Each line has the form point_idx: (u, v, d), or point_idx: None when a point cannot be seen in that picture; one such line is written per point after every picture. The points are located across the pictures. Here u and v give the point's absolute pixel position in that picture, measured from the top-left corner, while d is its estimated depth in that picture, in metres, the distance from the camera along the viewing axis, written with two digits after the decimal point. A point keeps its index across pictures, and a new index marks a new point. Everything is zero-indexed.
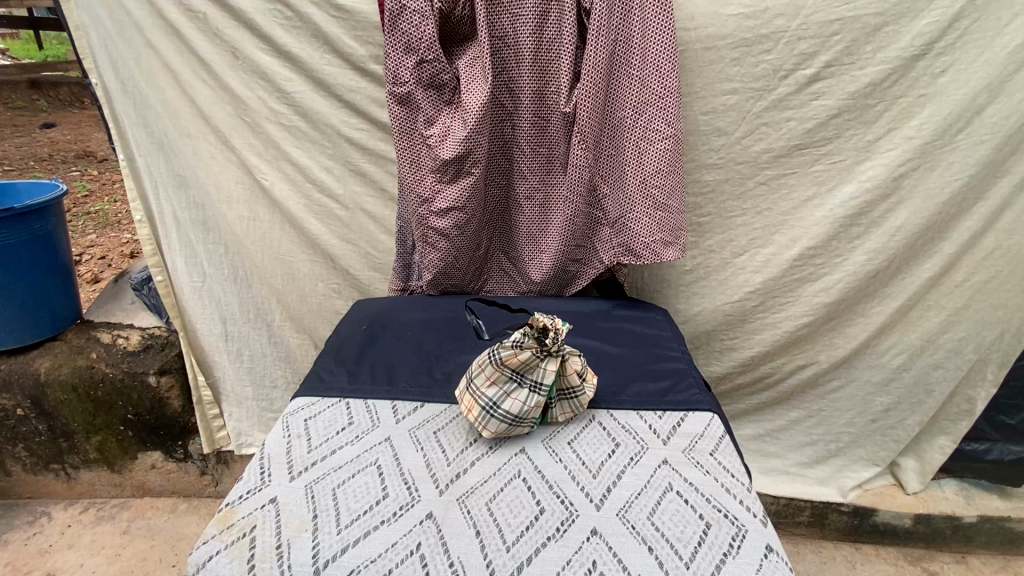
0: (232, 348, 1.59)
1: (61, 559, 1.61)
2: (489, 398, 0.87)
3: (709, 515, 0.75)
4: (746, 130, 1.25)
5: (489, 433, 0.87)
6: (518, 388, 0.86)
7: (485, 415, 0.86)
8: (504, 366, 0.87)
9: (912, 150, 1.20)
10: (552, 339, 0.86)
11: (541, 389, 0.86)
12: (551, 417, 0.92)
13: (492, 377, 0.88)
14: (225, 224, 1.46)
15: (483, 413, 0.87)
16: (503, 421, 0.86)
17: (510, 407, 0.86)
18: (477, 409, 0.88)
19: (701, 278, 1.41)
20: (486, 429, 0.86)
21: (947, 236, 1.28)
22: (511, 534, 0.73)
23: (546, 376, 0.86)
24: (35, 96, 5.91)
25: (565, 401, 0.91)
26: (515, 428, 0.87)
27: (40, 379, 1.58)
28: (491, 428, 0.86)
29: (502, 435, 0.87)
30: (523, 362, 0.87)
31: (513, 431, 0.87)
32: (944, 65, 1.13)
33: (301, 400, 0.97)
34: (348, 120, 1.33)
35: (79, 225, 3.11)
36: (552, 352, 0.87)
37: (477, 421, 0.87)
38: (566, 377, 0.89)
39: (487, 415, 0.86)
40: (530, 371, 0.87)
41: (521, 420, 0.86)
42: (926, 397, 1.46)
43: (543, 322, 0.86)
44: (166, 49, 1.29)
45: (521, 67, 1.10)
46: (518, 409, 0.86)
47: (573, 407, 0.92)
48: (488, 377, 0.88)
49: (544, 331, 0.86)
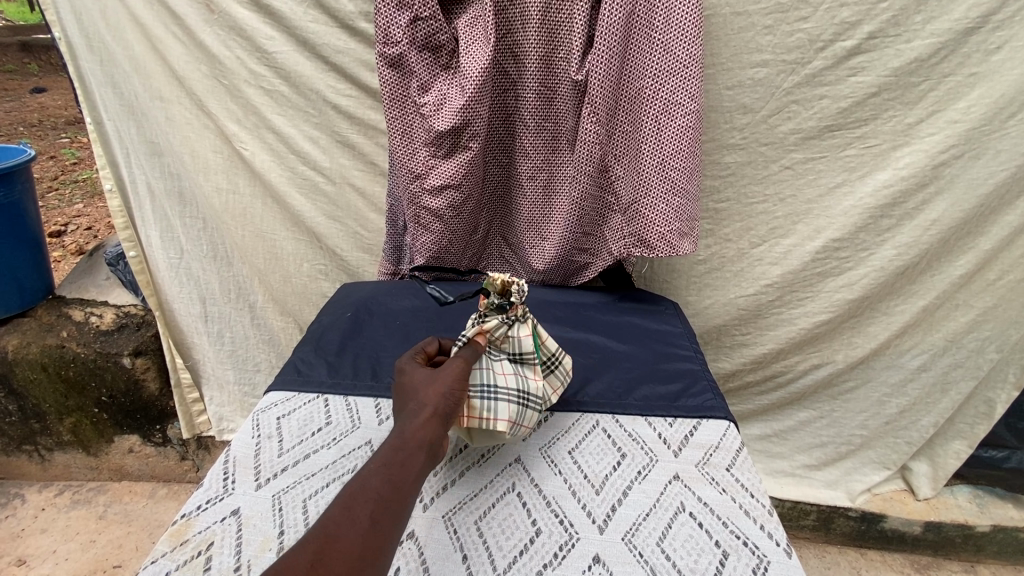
0: (212, 330, 1.50)
1: (33, 544, 1.55)
2: (484, 383, 0.76)
3: (725, 542, 0.67)
4: (773, 108, 1.13)
5: (505, 425, 0.74)
6: (503, 365, 0.79)
7: (493, 404, 0.74)
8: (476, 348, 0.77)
9: (957, 136, 1.09)
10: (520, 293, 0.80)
11: (529, 359, 0.81)
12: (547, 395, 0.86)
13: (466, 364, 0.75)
14: (202, 197, 1.35)
15: (486, 401, 0.74)
16: (514, 404, 0.76)
17: (511, 384, 0.77)
18: (477, 401, 0.74)
19: (715, 269, 1.32)
20: (501, 421, 0.74)
21: (984, 232, 1.17)
22: (502, 559, 0.64)
23: (528, 342, 0.81)
24: (26, 59, 5.70)
25: (553, 375, 0.87)
26: (528, 412, 0.78)
27: (8, 356, 1.49)
28: (504, 417, 0.74)
29: (518, 423, 0.77)
30: (494, 340, 0.79)
31: (524, 413, 0.77)
32: (999, 40, 1.01)
33: (274, 395, 0.88)
34: (336, 85, 1.21)
35: (65, 193, 3.00)
36: (520, 312, 0.81)
37: (483, 419, 0.74)
38: (548, 343, 0.85)
39: (493, 403, 0.74)
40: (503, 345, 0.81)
41: (531, 399, 0.79)
42: (944, 398, 1.37)
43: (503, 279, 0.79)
44: (134, 0, 1.17)
45: (529, 30, 0.98)
46: (518, 382, 0.78)
47: (559, 377, 0.87)
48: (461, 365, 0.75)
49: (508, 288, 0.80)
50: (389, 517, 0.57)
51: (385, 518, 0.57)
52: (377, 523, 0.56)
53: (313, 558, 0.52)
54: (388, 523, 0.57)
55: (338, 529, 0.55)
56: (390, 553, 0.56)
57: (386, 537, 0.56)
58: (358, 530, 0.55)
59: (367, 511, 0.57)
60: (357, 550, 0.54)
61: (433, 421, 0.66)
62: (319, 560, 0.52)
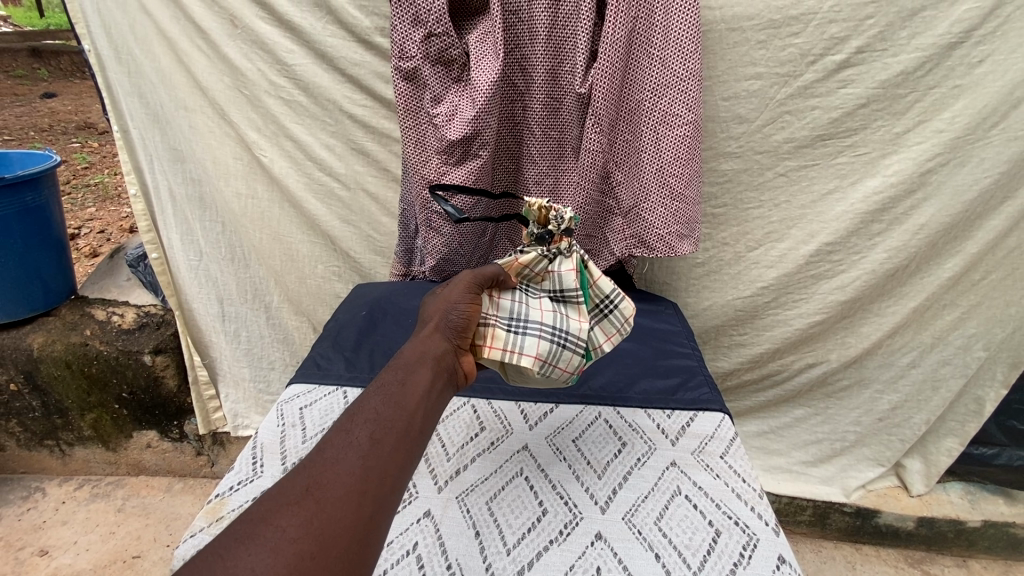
0: (230, 329, 1.56)
1: (55, 536, 1.61)
2: (513, 317, 0.79)
3: (718, 522, 0.72)
4: (767, 119, 1.19)
5: (530, 359, 0.76)
6: (542, 300, 0.82)
7: (518, 338, 0.76)
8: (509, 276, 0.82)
9: (942, 144, 1.14)
10: (557, 223, 0.84)
11: (573, 297, 0.82)
12: (595, 345, 0.85)
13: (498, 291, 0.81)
14: (222, 202, 1.41)
15: (510, 335, 0.76)
16: (543, 339, 0.77)
17: (544, 319, 0.79)
18: (500, 335, 0.76)
19: (713, 271, 1.37)
20: (525, 356, 0.76)
21: (970, 235, 1.23)
22: (512, 536, 0.70)
23: (569, 278, 0.81)
24: (36, 65, 5.80)
25: (604, 324, 0.86)
26: (562, 351, 0.78)
27: (33, 354, 1.55)
28: (533, 350, 0.76)
29: (548, 361, 0.77)
30: (533, 271, 0.83)
31: (558, 353, 0.77)
32: (981, 55, 1.07)
33: (296, 387, 0.94)
34: (351, 96, 1.27)
35: (78, 197, 3.07)
36: (563, 247, 0.83)
37: (506, 353, 0.76)
38: (598, 287, 0.85)
39: (519, 336, 0.77)
40: (544, 279, 0.84)
41: (566, 339, 0.79)
42: (934, 396, 1.42)
43: (540, 204, 0.83)
44: (162, 16, 1.24)
45: (536, 45, 1.04)
46: (555, 320, 0.80)
47: (613, 326, 0.86)
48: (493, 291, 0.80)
49: (546, 219, 0.84)
50: (392, 437, 0.54)
51: (387, 439, 0.54)
52: (378, 444, 0.53)
53: (307, 481, 0.49)
54: (391, 443, 0.53)
55: (336, 452, 0.51)
56: (397, 474, 0.52)
57: (391, 457, 0.53)
58: (358, 450, 0.52)
59: (367, 432, 0.54)
60: (357, 470, 0.50)
61: (440, 343, 0.68)
62: (315, 481, 0.49)
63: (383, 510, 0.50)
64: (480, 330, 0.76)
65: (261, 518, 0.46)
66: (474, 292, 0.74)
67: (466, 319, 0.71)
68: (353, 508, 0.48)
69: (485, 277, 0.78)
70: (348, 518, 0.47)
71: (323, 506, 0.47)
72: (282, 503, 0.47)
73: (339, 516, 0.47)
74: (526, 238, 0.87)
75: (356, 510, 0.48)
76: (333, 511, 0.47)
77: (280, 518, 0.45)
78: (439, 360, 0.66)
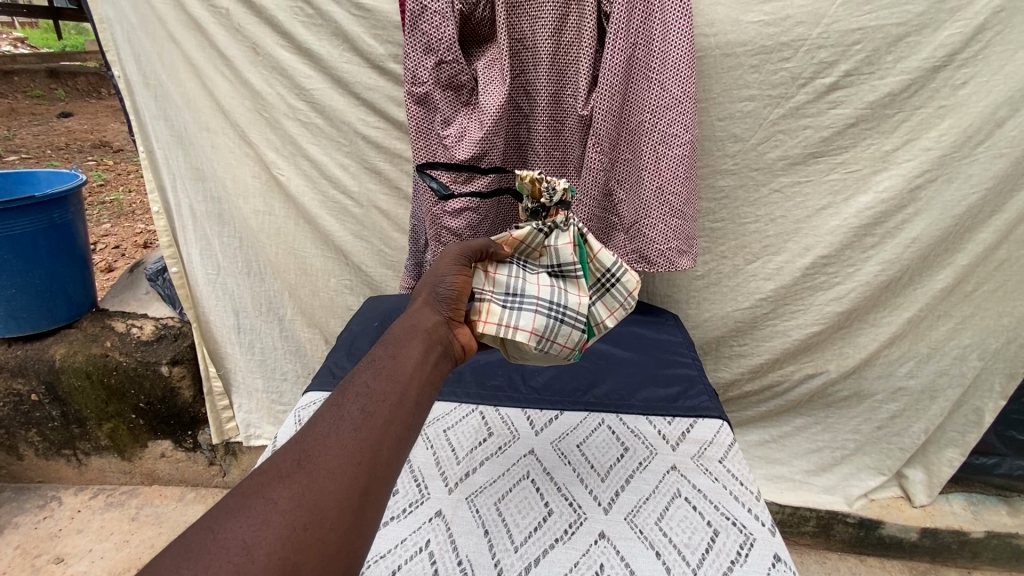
0: (244, 340, 1.61)
1: (71, 544, 1.64)
2: (510, 292, 0.81)
3: (716, 522, 0.75)
4: (762, 137, 1.25)
5: (526, 334, 0.79)
6: (540, 276, 0.85)
7: (513, 313, 0.79)
8: (506, 251, 0.86)
9: (930, 161, 1.19)
10: (549, 195, 0.87)
11: (571, 271, 0.84)
12: (597, 322, 0.87)
13: (496, 265, 0.84)
14: (241, 218, 1.47)
15: (506, 311, 0.79)
16: (539, 314, 0.80)
17: (540, 294, 0.82)
18: (496, 310, 0.79)
19: (712, 283, 1.41)
20: (520, 330, 0.78)
21: (961, 248, 1.26)
22: (519, 534, 0.74)
23: (566, 251, 0.84)
24: (53, 86, 5.97)
25: (606, 299, 0.87)
26: (559, 327, 0.80)
27: (55, 365, 1.61)
28: (526, 324, 0.79)
29: (545, 336, 0.80)
30: (531, 245, 0.86)
31: (554, 328, 0.80)
32: (964, 77, 1.12)
33: (313, 394, 0.98)
34: (365, 118, 1.34)
35: (94, 214, 3.15)
36: (559, 221, 0.86)
37: (501, 327, 0.78)
38: (597, 261, 0.87)
39: (515, 311, 0.79)
40: (543, 253, 0.86)
41: (563, 314, 0.81)
42: (933, 405, 1.44)
43: (531, 178, 0.87)
44: (188, 44, 1.31)
45: (539, 70, 1.10)
46: (552, 294, 0.82)
47: (614, 302, 0.87)
48: (490, 266, 0.84)
49: (539, 193, 0.88)
50: (382, 410, 0.57)
51: (378, 412, 0.57)
52: (368, 418, 0.56)
53: (301, 454, 0.52)
54: (382, 416, 0.56)
55: (328, 426, 0.54)
56: (389, 446, 0.55)
57: (382, 429, 0.56)
58: (348, 425, 0.55)
59: (357, 409, 0.57)
60: (348, 443, 0.53)
61: (431, 315, 0.72)
62: (307, 455, 0.52)
63: (374, 481, 0.52)
64: (476, 305, 0.79)
65: (255, 491, 0.49)
66: (462, 264, 0.78)
67: (456, 290, 0.75)
68: (344, 480, 0.51)
69: (474, 249, 0.80)
70: (340, 489, 0.50)
71: (315, 478, 0.50)
72: (276, 476, 0.50)
73: (330, 487, 0.50)
74: (522, 214, 0.91)
75: (348, 480, 0.51)
76: (324, 483, 0.50)
77: (274, 490, 0.49)
78: (431, 332, 0.69)
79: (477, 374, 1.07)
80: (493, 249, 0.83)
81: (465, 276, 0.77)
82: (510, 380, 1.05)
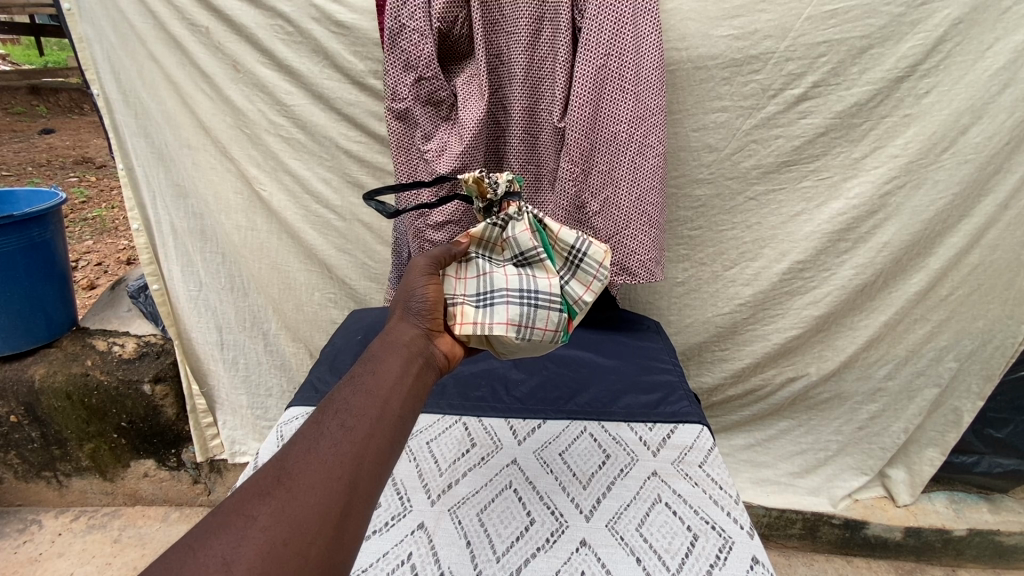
0: (227, 357, 1.61)
1: (50, 568, 1.60)
2: (479, 292, 0.82)
3: (696, 527, 0.76)
4: (736, 147, 1.28)
5: (503, 326, 0.79)
6: (505, 268, 0.86)
7: (487, 310, 0.79)
8: (466, 249, 0.86)
9: (899, 168, 1.23)
10: (495, 190, 0.89)
11: (535, 257, 0.85)
12: (575, 299, 0.87)
13: (461, 269, 0.85)
14: (223, 233, 1.47)
15: (479, 309, 0.79)
16: (511, 304, 0.80)
17: (509, 285, 0.82)
18: (469, 311, 0.79)
19: (692, 290, 1.44)
20: (497, 325, 0.78)
21: (932, 252, 1.30)
22: (501, 544, 0.74)
23: (525, 238, 0.85)
24: (34, 102, 5.88)
25: (578, 275, 0.88)
26: (535, 312, 0.81)
27: (34, 385, 1.58)
28: (502, 315, 0.79)
29: (523, 323, 0.80)
30: (493, 241, 0.87)
31: (534, 315, 0.81)
32: (927, 86, 1.17)
33: (297, 409, 0.97)
34: (347, 133, 1.35)
35: (76, 231, 3.11)
36: (512, 212, 0.87)
37: (478, 326, 0.78)
38: (560, 242, 0.89)
39: (488, 309, 0.79)
40: (504, 247, 0.87)
41: (536, 299, 0.82)
42: (911, 405, 1.47)
43: (474, 178, 0.87)
44: (168, 61, 1.32)
45: (514, 85, 1.12)
46: (521, 282, 0.83)
47: (587, 276, 0.88)
48: (455, 272, 0.84)
49: (485, 190, 0.89)
50: (363, 424, 0.57)
51: (359, 426, 0.57)
52: (349, 433, 0.56)
53: (283, 471, 0.52)
54: (364, 430, 0.57)
55: (309, 443, 0.55)
56: (371, 458, 0.56)
57: (364, 444, 0.56)
58: (330, 439, 0.56)
59: (337, 425, 0.57)
60: (329, 458, 0.54)
61: (409, 329, 0.73)
62: (288, 472, 0.52)
63: (356, 496, 0.53)
64: (450, 311, 0.79)
65: (236, 508, 0.49)
66: (431, 274, 0.78)
67: (430, 302, 0.76)
68: (324, 494, 0.51)
69: (437, 256, 0.81)
70: (320, 504, 0.51)
71: (296, 494, 0.51)
72: (256, 494, 0.50)
73: (311, 503, 0.50)
74: (477, 215, 0.92)
75: (329, 495, 0.51)
76: (304, 498, 0.50)
77: (252, 507, 0.49)
78: (410, 346, 0.70)
79: (460, 385, 1.08)
80: (453, 252, 0.83)
81: (436, 283, 0.78)
82: (494, 391, 1.06)
